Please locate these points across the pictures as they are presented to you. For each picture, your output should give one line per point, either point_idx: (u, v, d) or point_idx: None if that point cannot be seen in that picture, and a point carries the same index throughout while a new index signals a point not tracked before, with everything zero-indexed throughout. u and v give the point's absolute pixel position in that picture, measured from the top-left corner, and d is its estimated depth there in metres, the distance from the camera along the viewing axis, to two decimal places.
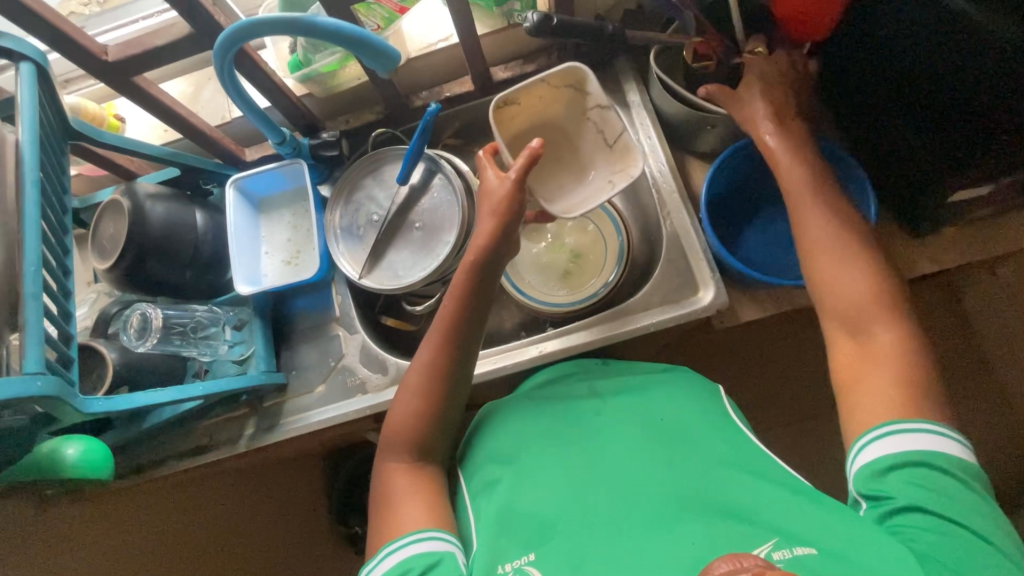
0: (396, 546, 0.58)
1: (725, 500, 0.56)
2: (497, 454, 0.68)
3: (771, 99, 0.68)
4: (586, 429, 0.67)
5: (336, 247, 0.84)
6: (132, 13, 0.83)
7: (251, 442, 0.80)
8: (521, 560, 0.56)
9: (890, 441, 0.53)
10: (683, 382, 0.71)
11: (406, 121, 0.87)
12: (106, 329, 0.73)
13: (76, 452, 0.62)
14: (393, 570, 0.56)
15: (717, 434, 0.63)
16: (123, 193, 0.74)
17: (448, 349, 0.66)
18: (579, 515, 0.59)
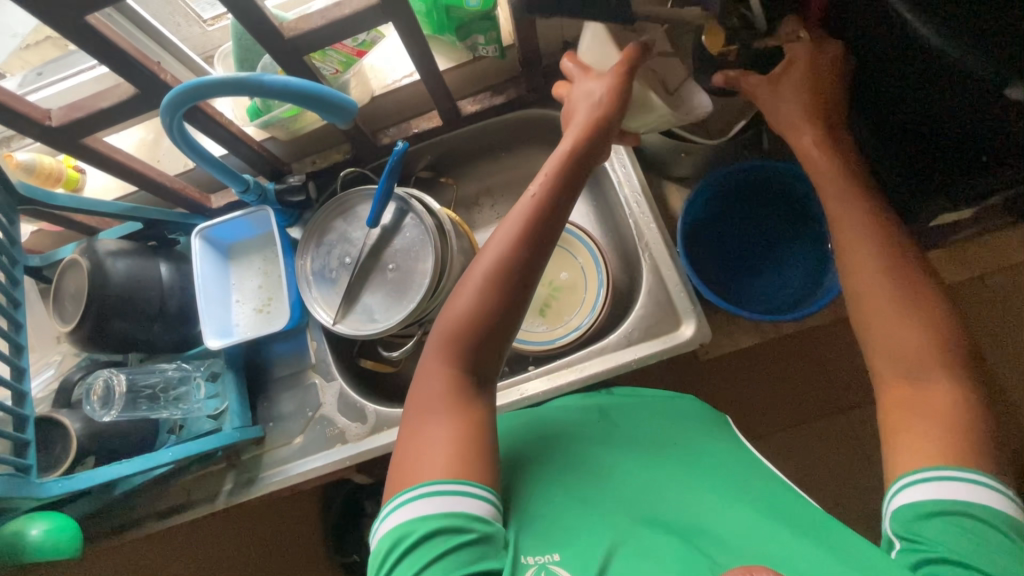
0: (441, 493, 0.52)
1: (727, 531, 0.54)
2: (515, 455, 0.65)
3: (798, 100, 0.58)
4: (599, 441, 0.65)
5: (309, 292, 0.81)
6: (70, 67, 0.81)
7: (230, 499, 0.78)
8: (544, 556, 0.52)
9: (917, 487, 0.49)
10: (688, 416, 0.69)
11: (374, 158, 0.85)
12: (69, 398, 0.70)
13: (41, 533, 0.59)
14: (447, 514, 0.51)
15: (717, 478, 0.60)
16: (82, 251, 0.72)
17: (521, 265, 0.59)
18: (600, 524, 0.55)
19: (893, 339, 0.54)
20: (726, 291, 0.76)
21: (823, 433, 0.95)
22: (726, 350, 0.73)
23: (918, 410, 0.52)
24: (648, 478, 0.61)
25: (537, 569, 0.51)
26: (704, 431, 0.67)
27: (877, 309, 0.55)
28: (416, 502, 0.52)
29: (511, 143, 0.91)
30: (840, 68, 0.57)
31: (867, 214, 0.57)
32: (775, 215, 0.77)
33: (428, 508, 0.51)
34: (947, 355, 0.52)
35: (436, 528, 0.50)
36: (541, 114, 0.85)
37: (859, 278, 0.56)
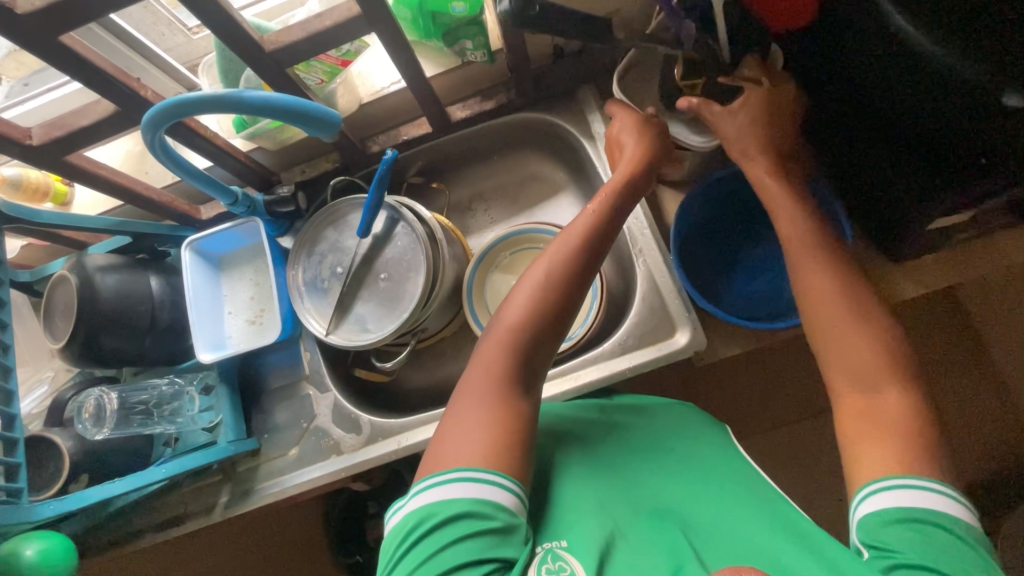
0: (475, 480, 0.52)
1: (723, 536, 0.54)
2: None
3: (753, 131, 0.65)
4: (595, 441, 0.66)
5: (301, 303, 0.81)
6: (48, 81, 0.80)
7: (226, 511, 0.78)
8: (554, 543, 0.53)
9: (872, 498, 0.51)
10: (683, 416, 0.69)
11: (364, 166, 0.84)
12: (61, 416, 0.70)
13: (35, 553, 0.59)
14: (479, 499, 0.51)
15: (706, 484, 0.59)
16: (70, 268, 0.71)
17: (568, 284, 0.61)
18: (604, 516, 0.56)
19: (847, 351, 0.57)
20: (722, 297, 0.75)
21: (820, 434, 0.95)
22: (722, 356, 0.72)
23: (869, 416, 0.54)
24: (645, 474, 0.62)
25: (547, 552, 0.52)
26: (697, 439, 0.66)
27: (833, 316, 0.58)
28: (448, 484, 0.52)
29: (502, 147, 0.90)
30: (784, 105, 0.65)
31: (819, 239, 0.61)
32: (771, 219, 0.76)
33: (460, 493, 0.51)
34: (896, 367, 0.55)
35: (468, 511, 0.50)
36: (532, 118, 0.84)
37: (818, 287, 0.59)
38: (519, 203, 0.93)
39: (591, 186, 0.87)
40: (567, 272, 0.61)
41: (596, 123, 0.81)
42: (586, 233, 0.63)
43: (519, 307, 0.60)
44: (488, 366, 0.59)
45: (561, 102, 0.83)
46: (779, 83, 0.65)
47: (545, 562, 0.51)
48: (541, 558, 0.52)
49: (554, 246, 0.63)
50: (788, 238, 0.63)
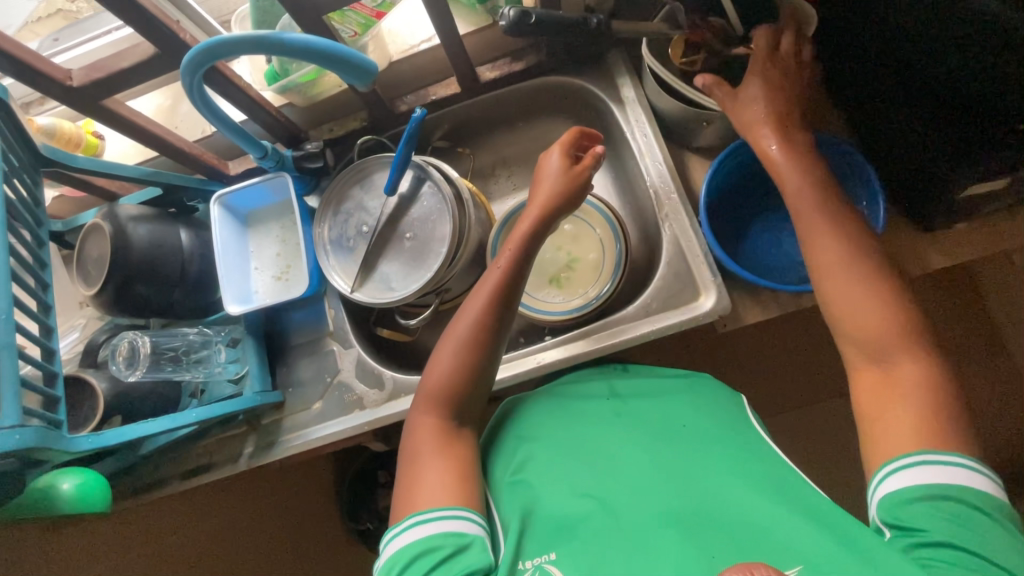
0: (426, 520, 0.57)
1: (743, 514, 0.54)
2: (521, 433, 0.69)
3: (770, 92, 0.64)
4: (603, 433, 0.66)
5: (326, 261, 0.81)
6: (94, 28, 0.81)
7: (251, 461, 0.80)
8: (542, 558, 0.55)
9: (914, 473, 0.50)
10: (700, 388, 0.71)
11: (392, 126, 0.84)
12: (95, 358, 0.72)
13: (71, 486, 0.61)
14: (431, 535, 0.55)
15: (721, 455, 0.60)
16: (104, 216, 0.72)
17: (485, 326, 0.67)
18: (600, 517, 0.57)
19: (858, 326, 0.56)
20: (749, 264, 0.75)
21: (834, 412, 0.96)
22: (744, 322, 0.73)
23: (878, 394, 0.55)
24: (644, 456, 0.62)
25: (533, 571, 0.55)
26: (710, 411, 0.67)
27: (845, 300, 0.57)
28: (403, 532, 0.57)
29: (528, 113, 0.91)
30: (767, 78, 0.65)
31: (850, 216, 0.60)
32: None
33: (416, 534, 0.56)
34: (907, 334, 0.55)
35: (425, 546, 0.55)
36: (560, 82, 0.84)
37: (826, 269, 0.59)
38: None
39: (616, 153, 0.87)
40: (486, 321, 0.67)
41: (625, 88, 0.80)
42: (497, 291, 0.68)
43: (445, 365, 0.66)
44: (427, 432, 0.64)
45: (591, 65, 0.83)
46: (770, 54, 0.65)
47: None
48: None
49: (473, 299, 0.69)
50: (798, 211, 0.61)
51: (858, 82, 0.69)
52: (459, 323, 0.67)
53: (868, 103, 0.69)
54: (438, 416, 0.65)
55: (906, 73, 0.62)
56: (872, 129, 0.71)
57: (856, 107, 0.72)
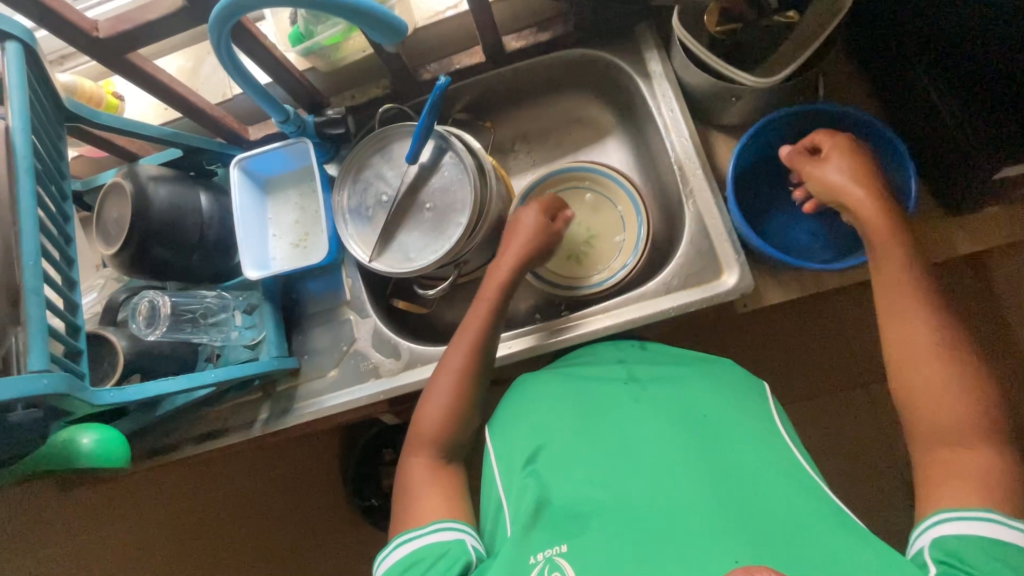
0: (411, 535, 0.60)
1: (773, 514, 0.51)
2: (531, 418, 0.66)
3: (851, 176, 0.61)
4: (619, 420, 0.63)
5: (345, 229, 0.81)
6: None
7: (265, 427, 0.80)
8: (553, 550, 0.54)
9: (993, 526, 0.46)
10: (722, 373, 0.69)
11: (414, 96, 0.83)
12: (114, 317, 0.72)
13: (91, 442, 0.60)
14: (415, 550, 0.58)
15: (748, 449, 0.57)
16: (124, 175, 0.72)
17: (471, 373, 0.70)
18: (618, 509, 0.55)
19: (893, 323, 0.56)
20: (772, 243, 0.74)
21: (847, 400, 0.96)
22: (766, 302, 0.72)
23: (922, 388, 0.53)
24: (661, 442, 0.59)
25: (544, 564, 0.53)
26: (734, 401, 0.64)
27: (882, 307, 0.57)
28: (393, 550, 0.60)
29: (551, 87, 0.90)
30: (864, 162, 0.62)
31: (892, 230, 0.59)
32: None
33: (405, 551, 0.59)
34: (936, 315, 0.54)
35: (411, 560, 0.58)
36: (586, 56, 0.83)
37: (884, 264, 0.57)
38: (563, 147, 0.94)
39: (640, 129, 0.86)
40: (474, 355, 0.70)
41: (652, 62, 0.79)
42: (480, 340, 0.71)
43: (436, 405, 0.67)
44: (419, 474, 0.65)
45: (618, 38, 0.81)
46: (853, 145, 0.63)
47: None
48: (540, 570, 0.52)
49: (457, 344, 0.71)
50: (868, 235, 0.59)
51: (895, 67, 0.70)
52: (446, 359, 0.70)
53: (902, 90, 0.70)
54: (429, 455, 0.66)
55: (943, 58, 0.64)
56: (909, 113, 0.71)
57: (893, 92, 0.72)
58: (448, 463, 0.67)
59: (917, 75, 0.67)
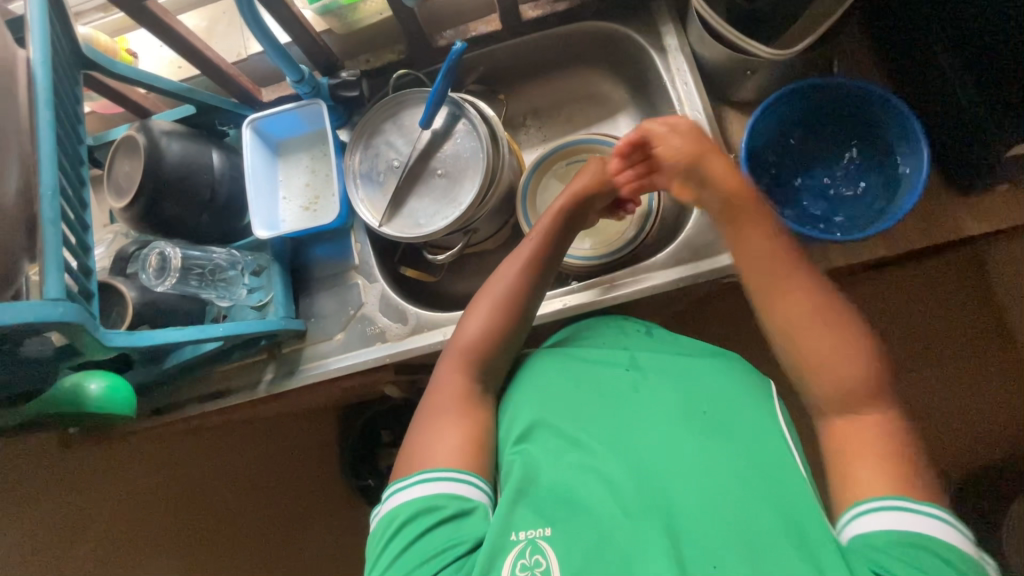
0: (425, 480, 0.57)
1: (751, 525, 0.49)
2: (530, 398, 0.65)
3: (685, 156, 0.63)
4: (616, 410, 0.62)
5: (356, 192, 0.81)
6: None
7: (270, 388, 0.80)
8: (536, 532, 0.52)
9: (901, 514, 0.47)
10: (732, 372, 0.64)
11: (429, 63, 0.83)
12: (124, 269, 0.72)
13: (99, 388, 0.59)
14: (428, 496, 0.56)
15: (744, 455, 0.54)
16: (136, 129, 0.71)
17: (523, 291, 0.68)
18: (603, 500, 0.54)
19: (806, 327, 0.56)
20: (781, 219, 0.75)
21: None
22: None
23: (840, 380, 0.54)
24: (657, 437, 0.58)
25: (525, 544, 0.52)
26: (744, 403, 0.60)
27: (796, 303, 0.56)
28: (404, 488, 0.58)
29: (564, 61, 0.90)
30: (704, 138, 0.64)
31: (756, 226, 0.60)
32: (838, 137, 0.76)
33: (417, 493, 0.57)
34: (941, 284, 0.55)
35: (419, 511, 0.56)
36: (601, 28, 0.83)
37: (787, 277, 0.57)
38: (574, 122, 0.94)
39: (653, 106, 0.87)
40: (501, 326, 0.67)
41: (668, 36, 0.79)
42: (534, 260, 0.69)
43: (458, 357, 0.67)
44: (452, 382, 0.65)
45: (635, 10, 0.81)
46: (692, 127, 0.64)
47: (523, 557, 0.51)
48: (520, 550, 0.52)
49: (508, 263, 0.70)
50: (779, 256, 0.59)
51: (909, 45, 0.70)
52: (469, 326, 0.68)
53: (918, 67, 0.71)
54: (466, 372, 0.66)
55: (957, 33, 0.64)
56: (924, 90, 0.72)
57: (907, 69, 0.72)
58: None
59: (932, 51, 0.68)
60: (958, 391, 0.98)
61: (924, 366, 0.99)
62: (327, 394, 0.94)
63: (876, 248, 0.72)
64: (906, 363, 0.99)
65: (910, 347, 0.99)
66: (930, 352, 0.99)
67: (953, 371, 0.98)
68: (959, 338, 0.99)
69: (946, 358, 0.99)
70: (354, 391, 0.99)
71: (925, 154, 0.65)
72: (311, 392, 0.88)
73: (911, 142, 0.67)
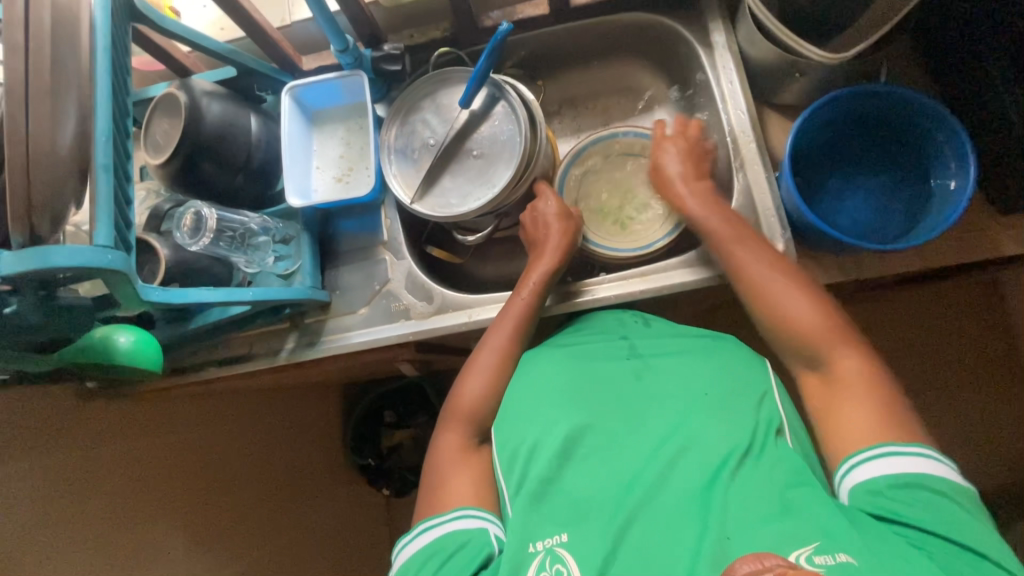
0: (429, 528, 0.58)
1: (757, 494, 0.49)
2: (535, 393, 0.63)
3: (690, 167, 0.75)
4: (620, 397, 0.62)
5: (389, 167, 0.81)
6: None
7: (291, 356, 0.81)
8: (553, 539, 0.50)
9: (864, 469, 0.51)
10: (729, 353, 0.66)
11: (472, 43, 0.83)
12: (158, 227, 0.72)
13: (128, 341, 0.59)
14: (432, 543, 0.57)
15: (745, 429, 0.55)
16: (178, 87, 0.70)
17: (516, 342, 0.71)
18: (619, 495, 0.53)
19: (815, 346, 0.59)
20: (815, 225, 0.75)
21: None
22: None
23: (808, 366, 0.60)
24: (661, 424, 0.58)
25: (544, 555, 0.50)
26: (745, 379, 0.62)
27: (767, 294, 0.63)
28: (412, 542, 0.59)
29: (606, 52, 0.90)
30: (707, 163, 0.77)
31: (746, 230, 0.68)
32: (872, 148, 0.76)
33: (423, 541, 0.58)
34: None
35: (426, 554, 0.56)
36: (649, 20, 0.82)
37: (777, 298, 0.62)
38: (610, 114, 0.94)
39: (693, 103, 0.86)
40: (518, 327, 0.72)
41: (716, 32, 0.78)
42: (524, 320, 0.72)
43: (483, 367, 0.69)
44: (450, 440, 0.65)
45: (685, 4, 0.80)
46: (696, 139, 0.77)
47: (543, 570, 0.49)
48: (540, 562, 0.50)
49: (505, 319, 0.72)
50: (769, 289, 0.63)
51: (959, 61, 0.70)
52: (498, 326, 0.72)
53: (965, 84, 0.70)
54: (461, 427, 0.66)
55: (1009, 52, 0.64)
56: (971, 99, 0.70)
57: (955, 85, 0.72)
58: (476, 405, 0.67)
59: (981, 69, 0.67)
60: (968, 411, 0.97)
61: (937, 385, 0.99)
62: (345, 368, 0.95)
63: (911, 262, 0.72)
64: (921, 380, 0.99)
65: (925, 365, 0.99)
66: (945, 371, 0.99)
67: (969, 392, 0.98)
68: (973, 359, 0.98)
69: (960, 378, 0.98)
70: (370, 367, 0.99)
71: (970, 169, 0.64)
72: (329, 364, 0.89)
73: (959, 149, 0.65)
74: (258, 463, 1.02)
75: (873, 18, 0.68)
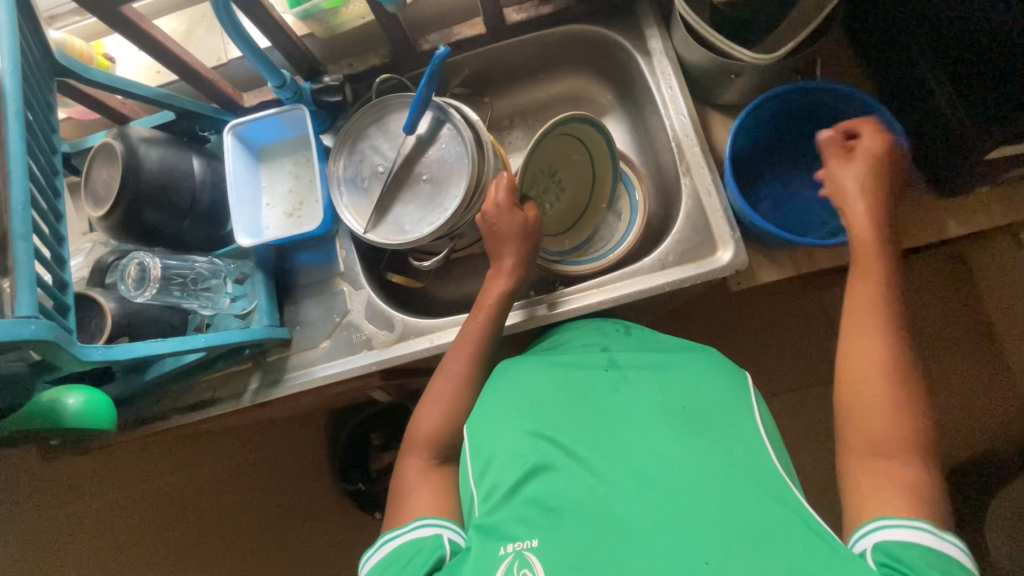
0: (386, 539, 0.59)
1: (722, 507, 0.49)
2: (511, 403, 0.64)
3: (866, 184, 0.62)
4: (595, 406, 0.62)
5: (340, 199, 0.80)
6: None
7: (255, 397, 0.79)
8: (523, 543, 0.51)
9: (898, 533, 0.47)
10: (703, 361, 0.66)
11: (412, 67, 0.83)
12: (103, 279, 0.70)
13: (78, 403, 0.58)
14: (387, 555, 0.57)
15: (717, 445, 0.55)
16: (113, 136, 0.69)
17: (475, 365, 0.71)
18: (590, 504, 0.52)
19: None
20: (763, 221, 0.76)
21: (827, 390, 0.99)
22: (758, 279, 0.74)
23: None
24: (633, 431, 0.58)
25: (513, 558, 0.51)
26: (722, 393, 0.61)
27: (870, 316, 0.57)
28: (371, 557, 0.59)
29: (548, 66, 0.90)
30: (898, 170, 0.63)
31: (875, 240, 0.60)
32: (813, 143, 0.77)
33: (380, 554, 0.58)
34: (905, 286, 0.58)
35: (381, 566, 0.57)
36: (585, 32, 0.82)
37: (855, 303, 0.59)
38: None
39: (638, 109, 0.87)
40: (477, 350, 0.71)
41: (652, 39, 0.79)
42: (481, 342, 0.71)
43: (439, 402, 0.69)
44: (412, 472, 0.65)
45: (620, 14, 0.81)
46: (888, 149, 0.63)
47: (511, 573, 0.50)
48: (507, 565, 0.50)
49: (465, 340, 0.71)
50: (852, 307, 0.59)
51: (892, 52, 0.71)
52: (461, 341, 0.71)
53: (898, 75, 0.71)
54: (423, 456, 0.66)
55: (936, 43, 0.64)
56: (901, 86, 0.71)
57: (889, 76, 0.73)
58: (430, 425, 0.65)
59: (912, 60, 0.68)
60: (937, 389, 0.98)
61: None
62: (317, 401, 0.94)
63: None
64: None
65: None
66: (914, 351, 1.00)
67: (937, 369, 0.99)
68: (937, 338, 0.99)
69: (933, 355, 0.98)
70: (343, 398, 0.98)
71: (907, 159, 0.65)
72: (297, 400, 0.88)
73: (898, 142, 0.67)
74: (242, 506, 0.99)
75: (797, 17, 0.69)
